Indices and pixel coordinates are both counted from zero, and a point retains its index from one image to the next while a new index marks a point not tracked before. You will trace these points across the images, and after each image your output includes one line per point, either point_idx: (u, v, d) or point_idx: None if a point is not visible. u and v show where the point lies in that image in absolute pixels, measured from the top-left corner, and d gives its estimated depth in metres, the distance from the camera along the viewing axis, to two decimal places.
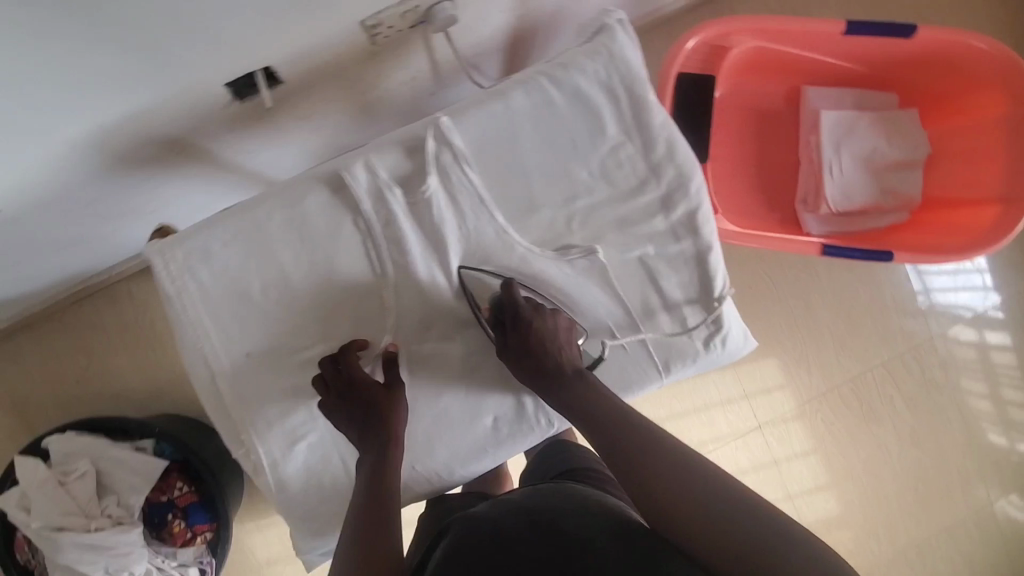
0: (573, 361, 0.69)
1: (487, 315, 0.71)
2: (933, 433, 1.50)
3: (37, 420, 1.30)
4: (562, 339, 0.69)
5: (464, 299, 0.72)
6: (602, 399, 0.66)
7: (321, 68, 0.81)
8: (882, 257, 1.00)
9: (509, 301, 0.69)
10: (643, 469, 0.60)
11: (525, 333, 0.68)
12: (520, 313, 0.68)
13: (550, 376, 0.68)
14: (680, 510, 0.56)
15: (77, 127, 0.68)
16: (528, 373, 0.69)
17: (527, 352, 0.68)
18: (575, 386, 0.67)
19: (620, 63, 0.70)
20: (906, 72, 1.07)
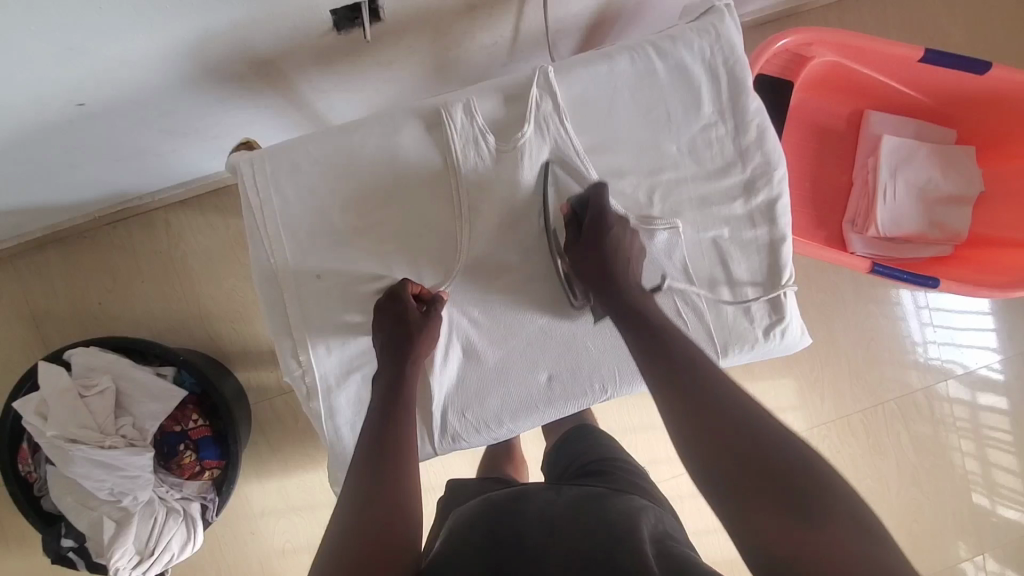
0: (637, 281, 0.71)
1: (564, 214, 0.72)
2: (931, 477, 1.51)
3: (53, 336, 1.28)
4: (632, 256, 0.71)
5: (545, 191, 0.72)
6: (654, 316, 0.68)
7: (420, 13, 0.81)
8: (928, 283, 1.01)
9: (594, 204, 0.70)
10: (690, 398, 0.60)
11: (604, 238, 0.70)
12: (604, 217, 0.70)
13: (617, 287, 0.69)
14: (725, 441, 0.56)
15: (185, 27, 0.68)
16: (594, 278, 0.70)
17: (599, 256, 0.70)
18: (637, 301, 0.69)
19: (726, 43, 0.71)
20: (969, 110, 1.10)
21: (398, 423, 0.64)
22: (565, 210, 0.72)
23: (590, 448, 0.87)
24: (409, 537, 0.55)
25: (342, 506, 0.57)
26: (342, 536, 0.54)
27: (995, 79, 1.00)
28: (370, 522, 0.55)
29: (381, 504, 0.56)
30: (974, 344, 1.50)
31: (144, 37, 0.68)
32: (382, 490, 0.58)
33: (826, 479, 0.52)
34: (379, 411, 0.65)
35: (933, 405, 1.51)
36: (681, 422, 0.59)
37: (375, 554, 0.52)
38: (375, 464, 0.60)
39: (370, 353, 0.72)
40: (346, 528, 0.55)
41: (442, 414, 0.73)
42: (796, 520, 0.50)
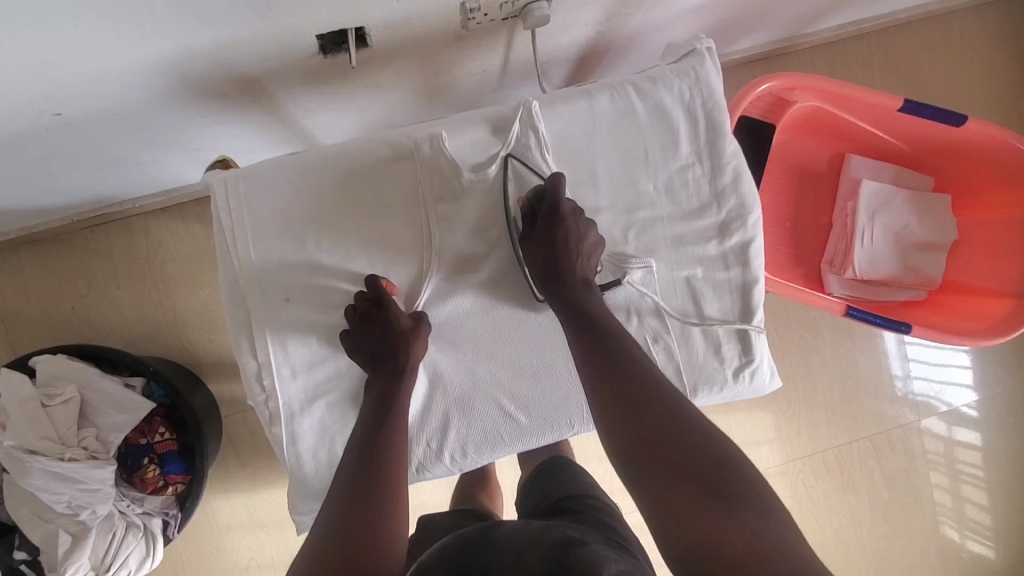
0: (586, 272, 0.69)
1: (521, 207, 0.70)
2: (903, 514, 1.52)
3: (22, 341, 1.25)
4: (586, 249, 0.69)
5: (503, 183, 0.71)
6: (593, 307, 0.66)
7: (407, 40, 0.82)
8: (900, 328, 1.03)
9: (548, 196, 0.68)
10: (611, 377, 0.59)
11: (554, 232, 0.67)
12: (555, 209, 0.68)
13: (565, 281, 0.67)
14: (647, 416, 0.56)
15: (165, 44, 0.68)
16: (542, 271, 0.68)
17: (549, 251, 0.68)
18: (576, 296, 0.67)
19: (705, 86, 0.72)
20: (945, 158, 1.12)
21: (391, 430, 0.64)
22: (521, 203, 0.70)
23: (560, 478, 0.86)
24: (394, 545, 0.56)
25: (325, 511, 0.58)
26: (324, 542, 0.55)
27: (969, 129, 1.03)
28: (355, 527, 0.55)
29: (367, 509, 0.57)
30: (958, 380, 1.51)
31: (124, 51, 0.68)
32: (370, 496, 0.58)
33: (742, 470, 0.52)
34: (370, 419, 0.65)
35: (909, 441, 1.52)
36: (609, 388, 0.59)
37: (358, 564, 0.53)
38: (363, 470, 0.60)
39: (336, 380, 0.71)
40: (329, 533, 0.55)
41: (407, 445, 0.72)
42: (716, 510, 0.50)
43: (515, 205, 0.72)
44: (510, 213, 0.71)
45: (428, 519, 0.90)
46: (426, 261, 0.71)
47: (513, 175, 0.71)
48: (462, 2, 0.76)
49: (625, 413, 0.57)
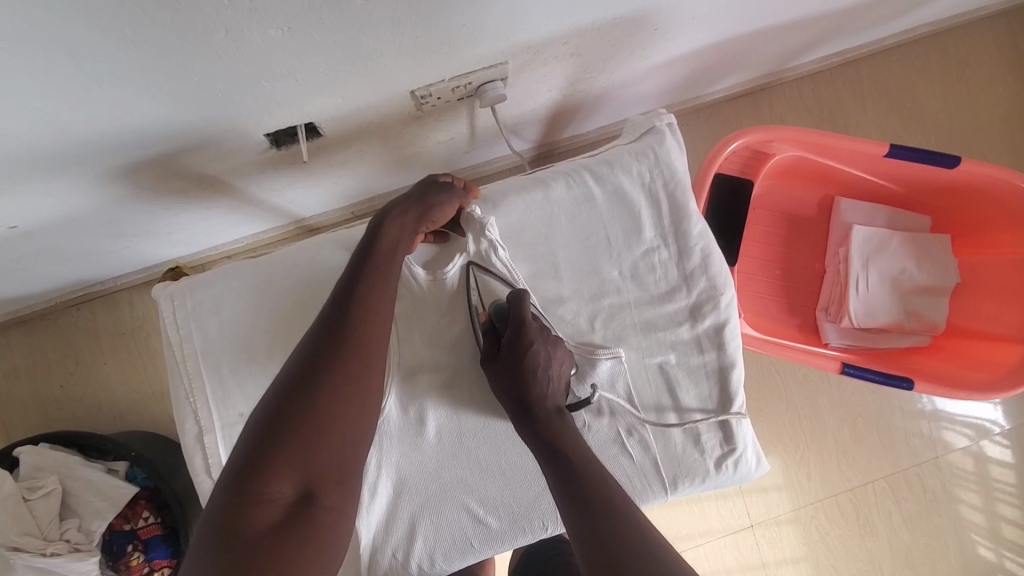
0: (556, 397, 0.65)
1: (483, 324, 0.68)
2: (935, 556, 1.35)
3: (14, 424, 1.25)
4: (555, 371, 0.65)
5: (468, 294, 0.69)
6: (570, 438, 0.61)
7: (363, 127, 0.80)
8: (902, 384, 0.97)
9: (515, 311, 0.65)
10: (585, 524, 0.53)
11: (520, 351, 0.64)
12: (521, 325, 0.65)
13: (536, 405, 0.63)
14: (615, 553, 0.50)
15: (111, 158, 0.67)
16: (507, 396, 0.65)
17: (513, 376, 0.64)
18: (551, 425, 0.62)
19: (665, 167, 0.70)
20: (941, 198, 1.07)
21: (342, 369, 0.55)
22: (486, 319, 0.68)
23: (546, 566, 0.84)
24: (320, 533, 0.51)
25: (245, 446, 0.52)
26: (234, 506, 0.49)
27: (963, 171, 0.98)
28: (276, 509, 0.50)
29: (294, 482, 0.51)
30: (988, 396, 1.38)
31: (69, 167, 0.67)
32: (301, 463, 0.52)
33: None
34: (315, 345, 0.56)
35: (943, 465, 1.37)
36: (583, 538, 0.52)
37: (272, 556, 0.48)
38: (297, 421, 0.52)
39: None
40: (242, 497, 0.49)
41: (372, 557, 0.68)
42: None
43: (481, 317, 0.69)
44: (476, 325, 0.68)
45: None
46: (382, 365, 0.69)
47: (475, 284, 0.69)
48: (412, 90, 0.73)
49: (594, 547, 0.51)
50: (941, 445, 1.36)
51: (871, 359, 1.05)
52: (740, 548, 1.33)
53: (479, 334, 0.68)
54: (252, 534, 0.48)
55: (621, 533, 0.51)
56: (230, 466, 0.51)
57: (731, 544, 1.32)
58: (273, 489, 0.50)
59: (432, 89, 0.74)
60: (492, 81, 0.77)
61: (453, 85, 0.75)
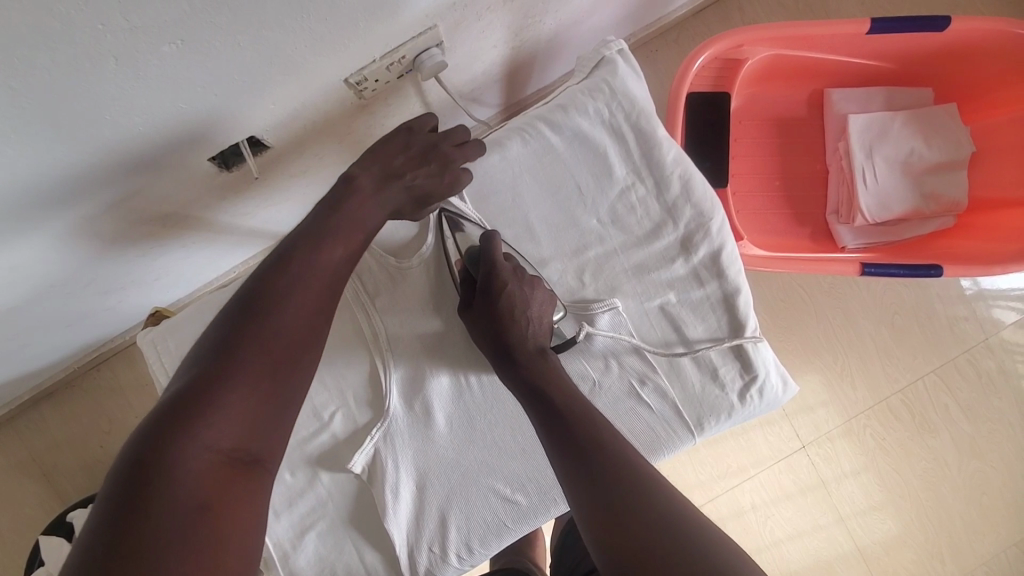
0: (539, 338, 0.63)
1: (460, 271, 0.66)
2: (1002, 438, 1.29)
3: (66, 488, 1.29)
4: (534, 311, 0.63)
5: (444, 243, 0.67)
6: (547, 368, 0.61)
7: (309, 128, 0.77)
8: (930, 272, 0.91)
9: (487, 255, 0.63)
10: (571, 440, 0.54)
11: (495, 294, 0.62)
12: (493, 268, 0.63)
13: (517, 347, 0.62)
14: (609, 501, 0.49)
15: (58, 217, 0.66)
16: (487, 341, 0.63)
17: (491, 319, 0.63)
18: (527, 353, 0.62)
19: (622, 97, 0.65)
20: (939, 65, 0.99)
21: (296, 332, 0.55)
22: (460, 266, 0.66)
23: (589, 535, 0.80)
24: (255, 492, 0.49)
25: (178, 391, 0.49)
26: (163, 449, 0.45)
27: (957, 30, 0.90)
28: (213, 457, 0.47)
29: (230, 441, 0.48)
30: None
31: (21, 236, 0.66)
32: (246, 414, 0.50)
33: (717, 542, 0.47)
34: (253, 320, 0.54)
35: (994, 343, 1.30)
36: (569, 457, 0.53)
37: (206, 521, 0.44)
38: (234, 387, 0.50)
39: (321, 507, 0.68)
40: (174, 443, 0.46)
41: (410, 556, 0.67)
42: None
43: (456, 265, 0.67)
44: (454, 273, 0.67)
45: None
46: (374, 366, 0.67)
47: (449, 231, 0.67)
48: (345, 78, 0.70)
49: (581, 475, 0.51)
50: (987, 328, 1.30)
51: (893, 252, 0.99)
52: (797, 471, 1.29)
53: (457, 281, 0.67)
54: (181, 484, 0.45)
55: (607, 469, 0.51)
56: (160, 410, 0.48)
57: (786, 469, 1.28)
58: (208, 443, 0.47)
59: (365, 72, 0.70)
60: (427, 50, 0.73)
61: (386, 62, 0.71)
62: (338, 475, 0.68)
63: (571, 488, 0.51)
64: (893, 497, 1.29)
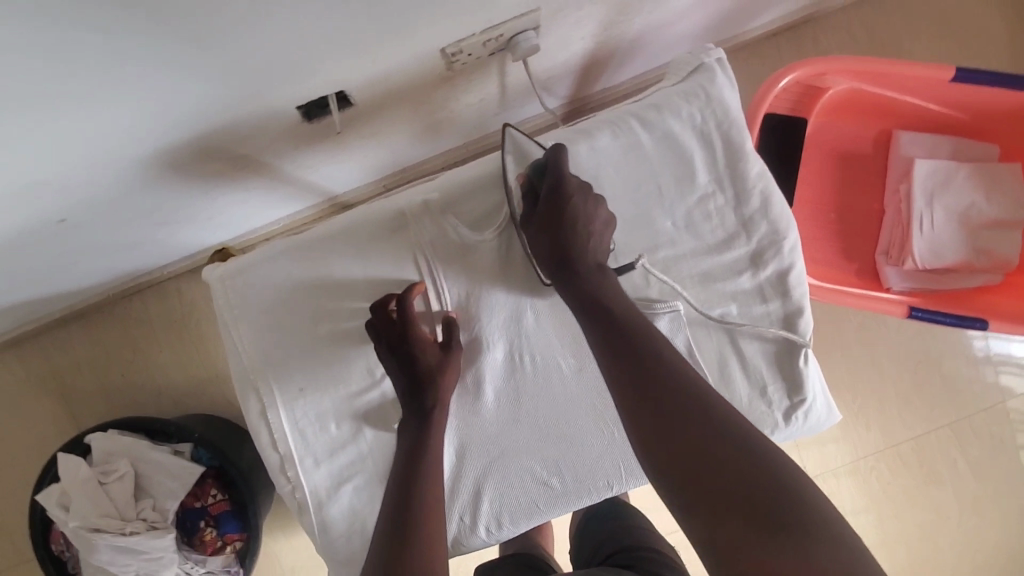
0: (601, 254, 0.63)
1: (521, 186, 0.65)
2: (1005, 502, 1.30)
3: (82, 412, 1.30)
4: (596, 228, 0.62)
5: (505, 161, 0.66)
6: (610, 288, 0.60)
7: (394, 92, 0.77)
8: (976, 325, 0.92)
9: (554, 166, 0.62)
10: (639, 366, 0.54)
11: (560, 207, 0.61)
12: (561, 180, 0.61)
13: (578, 263, 0.61)
14: (672, 421, 0.50)
15: (145, 142, 0.66)
16: (546, 253, 0.62)
17: (553, 230, 0.61)
18: (591, 272, 0.61)
19: (717, 105, 0.65)
20: (1011, 123, 0.99)
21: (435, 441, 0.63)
22: (522, 180, 0.64)
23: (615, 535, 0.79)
24: None
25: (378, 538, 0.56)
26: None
27: None
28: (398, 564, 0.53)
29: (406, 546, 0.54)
30: None
31: (108, 158, 0.67)
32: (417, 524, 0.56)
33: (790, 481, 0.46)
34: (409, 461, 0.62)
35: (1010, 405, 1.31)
36: (641, 384, 0.53)
37: None
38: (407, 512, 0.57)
39: (359, 463, 0.69)
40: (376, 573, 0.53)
41: (440, 523, 0.69)
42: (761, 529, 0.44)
43: (518, 179, 0.65)
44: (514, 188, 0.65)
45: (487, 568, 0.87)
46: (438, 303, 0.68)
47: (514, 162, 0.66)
48: (443, 47, 0.70)
49: (646, 400, 0.52)
50: (1005, 392, 1.30)
51: (938, 300, 0.99)
52: None
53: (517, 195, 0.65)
54: None
55: (677, 395, 0.51)
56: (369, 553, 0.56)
57: None
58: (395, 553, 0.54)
59: (462, 44, 0.71)
60: (524, 31, 0.73)
61: (484, 38, 0.71)
62: (382, 433, 0.69)
63: (633, 410, 0.52)
64: (890, 541, 1.30)
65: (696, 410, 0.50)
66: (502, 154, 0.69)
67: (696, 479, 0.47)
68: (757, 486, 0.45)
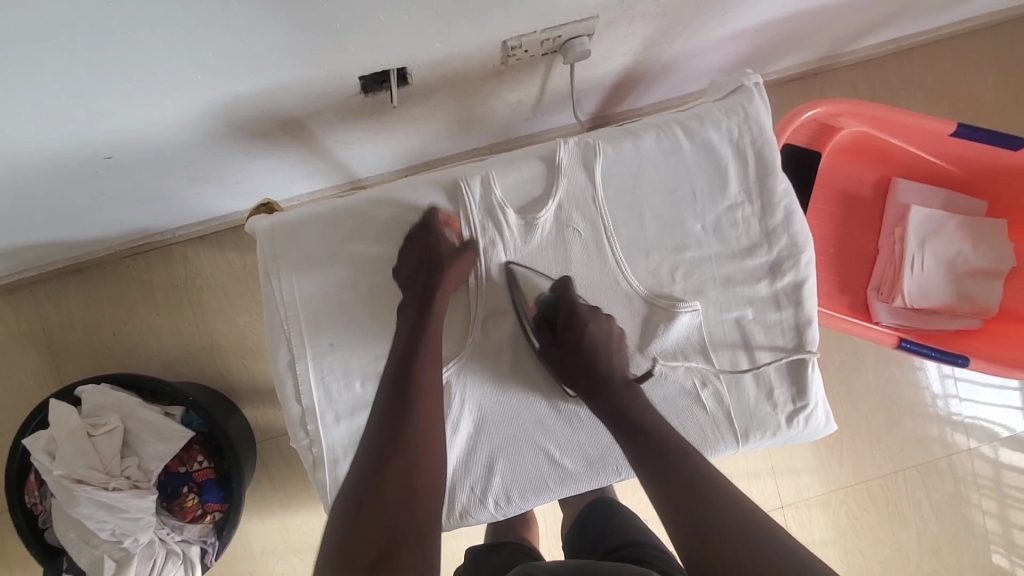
0: (623, 370, 0.69)
1: (533, 316, 0.71)
2: (962, 547, 1.36)
3: (67, 368, 1.26)
4: (612, 347, 0.69)
5: (512, 288, 0.72)
6: (634, 402, 0.66)
7: (448, 78, 0.82)
8: (957, 360, 0.99)
9: (564, 296, 0.70)
10: (669, 476, 0.58)
11: (578, 333, 0.69)
12: (575, 309, 0.69)
13: (603, 383, 0.67)
14: (709, 522, 0.54)
15: (211, 93, 0.69)
16: (573, 376, 0.69)
17: (576, 357, 0.68)
18: (617, 390, 0.67)
19: (753, 123, 0.71)
20: (999, 183, 1.08)
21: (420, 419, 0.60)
22: (534, 310, 0.71)
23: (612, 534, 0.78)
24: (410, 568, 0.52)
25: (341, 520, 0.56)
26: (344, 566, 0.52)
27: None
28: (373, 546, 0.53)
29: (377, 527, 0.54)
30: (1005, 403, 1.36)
31: (173, 104, 0.69)
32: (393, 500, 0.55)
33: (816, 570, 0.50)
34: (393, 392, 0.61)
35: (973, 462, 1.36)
36: (676, 491, 0.57)
37: None
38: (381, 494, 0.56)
39: None
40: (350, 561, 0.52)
41: (451, 492, 0.71)
42: None
43: (529, 310, 0.72)
44: (526, 318, 0.72)
45: (474, 555, 0.85)
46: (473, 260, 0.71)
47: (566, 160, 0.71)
48: (504, 40, 0.75)
49: (681, 504, 0.56)
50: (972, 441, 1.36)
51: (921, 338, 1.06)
52: None
53: (532, 325, 0.72)
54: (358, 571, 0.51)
55: (709, 502, 0.55)
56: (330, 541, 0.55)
57: None
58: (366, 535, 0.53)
59: (523, 40, 0.76)
60: (579, 37, 0.78)
61: (542, 37, 0.77)
62: None
63: (670, 514, 0.56)
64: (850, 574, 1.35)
65: (725, 515, 0.54)
66: (549, 145, 0.73)
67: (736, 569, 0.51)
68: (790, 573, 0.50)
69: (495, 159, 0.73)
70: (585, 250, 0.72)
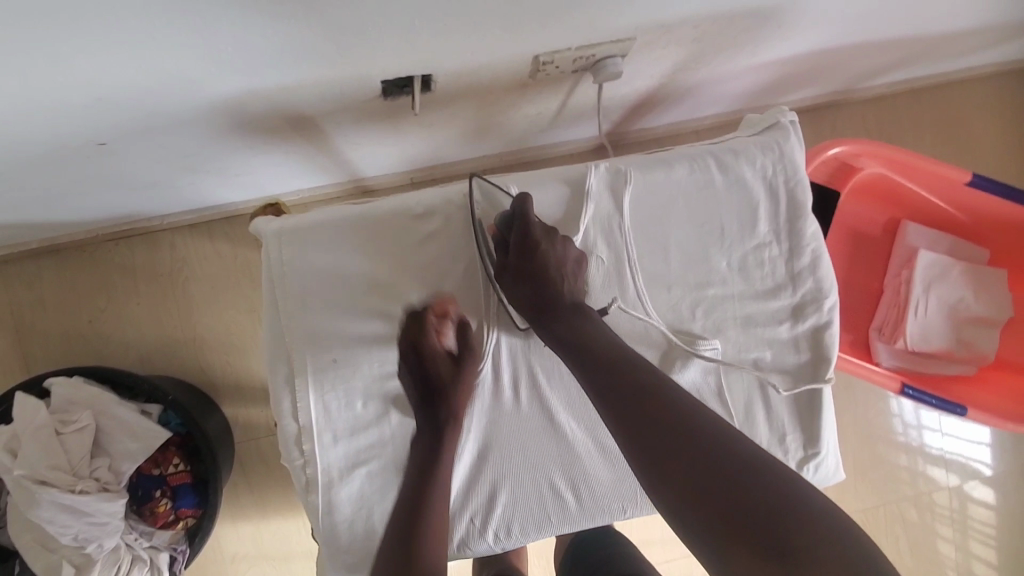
0: (576, 295, 0.65)
1: (492, 235, 0.67)
2: None
3: (35, 354, 1.19)
4: (569, 271, 0.65)
5: (473, 208, 0.67)
6: (592, 328, 0.62)
7: (473, 86, 0.78)
8: (957, 410, 1.00)
9: (522, 216, 0.65)
10: (627, 405, 0.54)
11: (533, 256, 0.64)
12: (532, 228, 0.64)
13: (555, 308, 0.64)
14: (665, 448, 0.51)
15: (226, 86, 0.64)
16: (524, 304, 0.65)
17: (529, 280, 0.64)
18: (571, 318, 0.63)
19: (788, 161, 0.69)
20: (1003, 232, 1.09)
21: None
22: (493, 230, 0.67)
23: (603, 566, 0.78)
24: None
25: None
26: None
27: None
28: None
29: None
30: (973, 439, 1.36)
31: (182, 93, 0.64)
32: None
33: (788, 490, 0.46)
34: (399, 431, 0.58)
35: (956, 503, 1.36)
36: (634, 419, 0.53)
37: None
38: None
39: (378, 447, 0.69)
40: None
41: (451, 522, 0.68)
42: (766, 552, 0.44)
43: (489, 228, 0.68)
44: (485, 238, 0.68)
45: None
46: (479, 268, 0.68)
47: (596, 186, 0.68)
48: (537, 54, 0.72)
49: (640, 429, 0.52)
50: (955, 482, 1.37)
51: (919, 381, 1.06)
52: None
53: (490, 249, 0.68)
54: None
55: (670, 426, 0.51)
56: None
57: None
58: None
59: (556, 55, 0.73)
60: (613, 56, 0.76)
61: (576, 54, 0.74)
62: (407, 419, 0.69)
63: (628, 442, 0.53)
64: None
65: (686, 437, 0.51)
66: (577, 167, 0.70)
67: (696, 497, 0.48)
68: (753, 495, 0.46)
69: (519, 178, 0.70)
70: (607, 279, 0.69)
